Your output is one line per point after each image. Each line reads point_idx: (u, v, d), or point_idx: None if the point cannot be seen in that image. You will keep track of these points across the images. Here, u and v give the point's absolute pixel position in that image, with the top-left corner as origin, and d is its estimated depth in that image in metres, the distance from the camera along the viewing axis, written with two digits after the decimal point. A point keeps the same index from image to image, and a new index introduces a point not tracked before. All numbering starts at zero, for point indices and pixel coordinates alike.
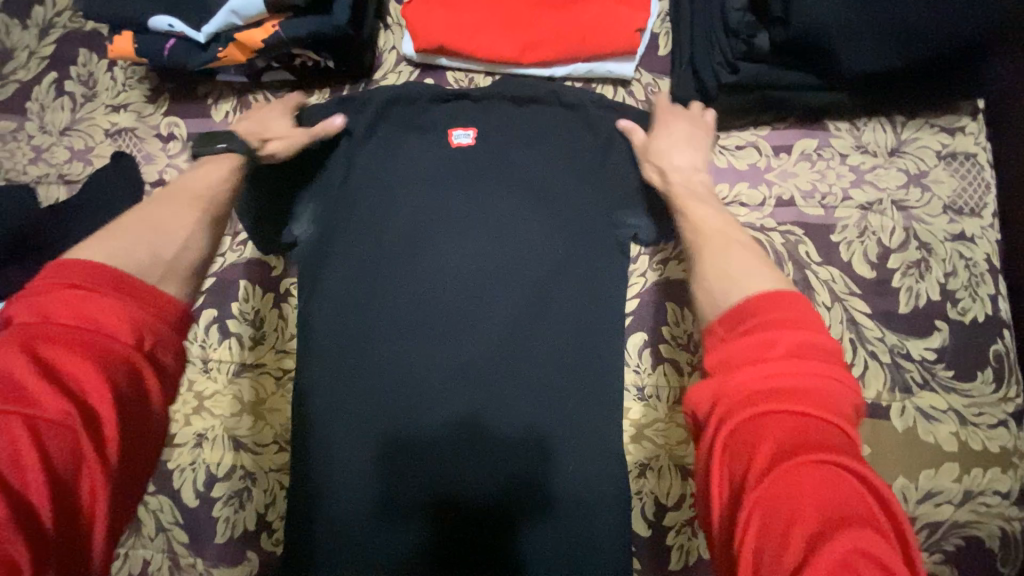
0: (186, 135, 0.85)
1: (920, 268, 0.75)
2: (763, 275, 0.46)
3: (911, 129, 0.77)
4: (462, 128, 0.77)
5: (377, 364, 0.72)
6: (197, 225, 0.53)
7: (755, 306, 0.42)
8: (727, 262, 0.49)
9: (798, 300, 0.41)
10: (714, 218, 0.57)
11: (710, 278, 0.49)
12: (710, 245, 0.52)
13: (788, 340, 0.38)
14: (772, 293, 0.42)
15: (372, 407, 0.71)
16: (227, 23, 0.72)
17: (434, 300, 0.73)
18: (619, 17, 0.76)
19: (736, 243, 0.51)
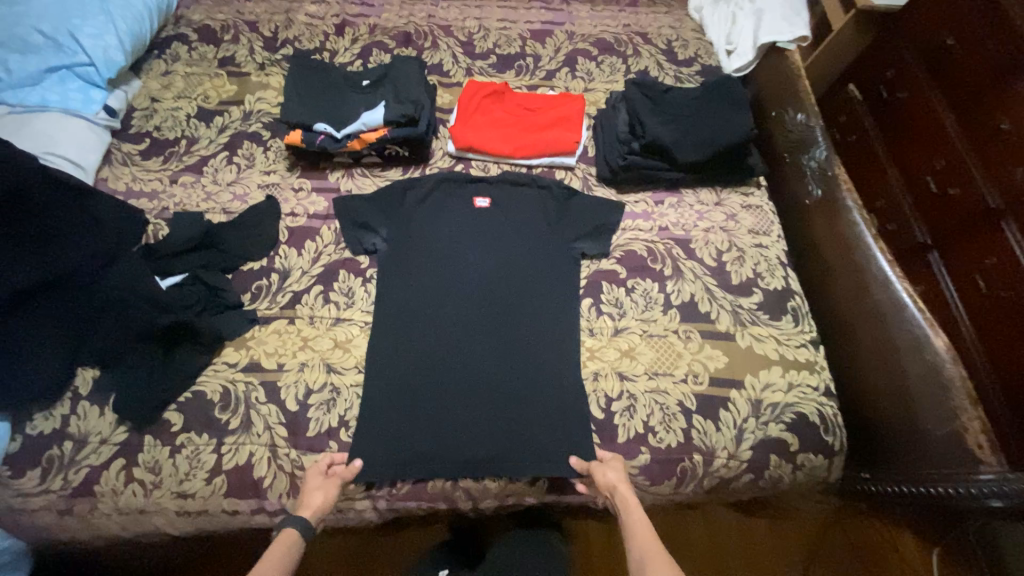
0: (309, 188, 1.39)
1: (740, 260, 1.32)
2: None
3: (726, 193, 1.42)
4: (482, 195, 1.40)
5: (434, 321, 1.23)
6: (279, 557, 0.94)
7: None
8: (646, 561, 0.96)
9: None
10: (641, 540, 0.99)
11: None
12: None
13: None
14: None
15: (428, 348, 1.21)
16: (358, 129, 1.33)
17: (462, 285, 1.28)
18: (566, 135, 1.44)
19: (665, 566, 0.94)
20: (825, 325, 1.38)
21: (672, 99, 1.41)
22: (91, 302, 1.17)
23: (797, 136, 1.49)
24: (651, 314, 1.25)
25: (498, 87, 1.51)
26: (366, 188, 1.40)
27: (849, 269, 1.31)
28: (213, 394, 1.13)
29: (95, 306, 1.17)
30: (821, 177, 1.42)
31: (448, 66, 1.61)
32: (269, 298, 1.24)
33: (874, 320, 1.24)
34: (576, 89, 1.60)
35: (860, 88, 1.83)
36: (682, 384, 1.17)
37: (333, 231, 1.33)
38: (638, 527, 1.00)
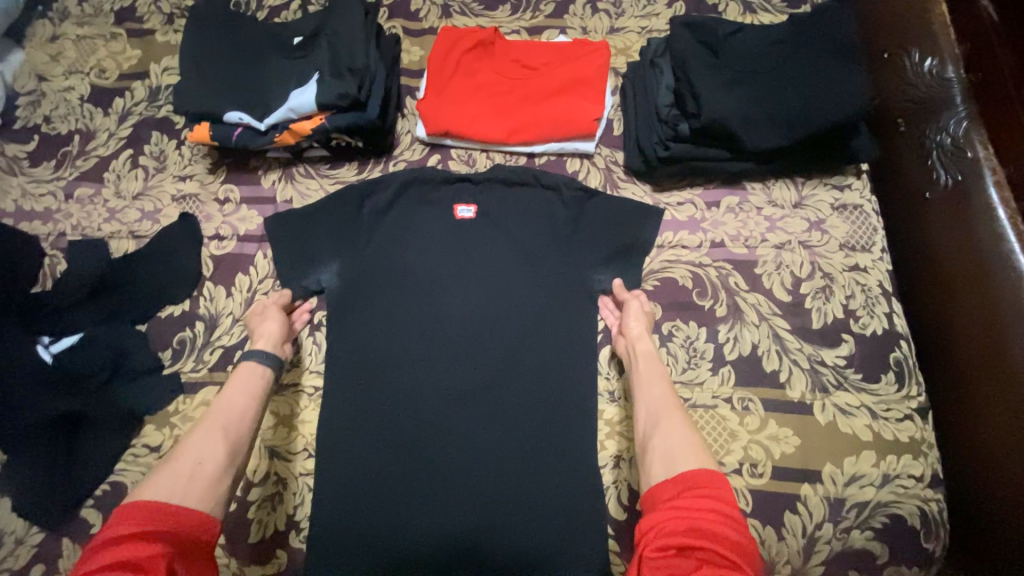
0: (238, 199, 1.05)
1: (825, 293, 0.95)
2: (690, 451, 0.73)
3: (809, 187, 1.01)
4: (465, 201, 1.02)
5: (397, 388, 0.94)
6: (223, 450, 0.76)
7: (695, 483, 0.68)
8: (660, 404, 0.81)
9: (715, 474, 0.68)
10: (657, 397, 0.82)
11: (665, 451, 0.74)
12: (663, 422, 0.78)
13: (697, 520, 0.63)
14: (704, 473, 0.69)
15: (393, 424, 0.92)
16: (285, 117, 0.94)
17: (437, 335, 0.96)
18: (583, 109, 1.01)
19: (683, 422, 0.78)
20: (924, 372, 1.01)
21: (742, 45, 0.93)
22: None
23: (923, 94, 1.02)
24: (696, 374, 0.92)
25: (485, 36, 1.06)
26: (313, 195, 1.04)
27: (982, 298, 0.91)
28: (135, 486, 0.91)
29: None
30: (954, 160, 0.97)
31: (417, 3, 1.15)
32: (193, 357, 0.97)
33: (1002, 371, 0.86)
34: (597, 30, 1.12)
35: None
36: (733, 477, 0.87)
37: (268, 260, 1.01)
38: (650, 374, 0.85)
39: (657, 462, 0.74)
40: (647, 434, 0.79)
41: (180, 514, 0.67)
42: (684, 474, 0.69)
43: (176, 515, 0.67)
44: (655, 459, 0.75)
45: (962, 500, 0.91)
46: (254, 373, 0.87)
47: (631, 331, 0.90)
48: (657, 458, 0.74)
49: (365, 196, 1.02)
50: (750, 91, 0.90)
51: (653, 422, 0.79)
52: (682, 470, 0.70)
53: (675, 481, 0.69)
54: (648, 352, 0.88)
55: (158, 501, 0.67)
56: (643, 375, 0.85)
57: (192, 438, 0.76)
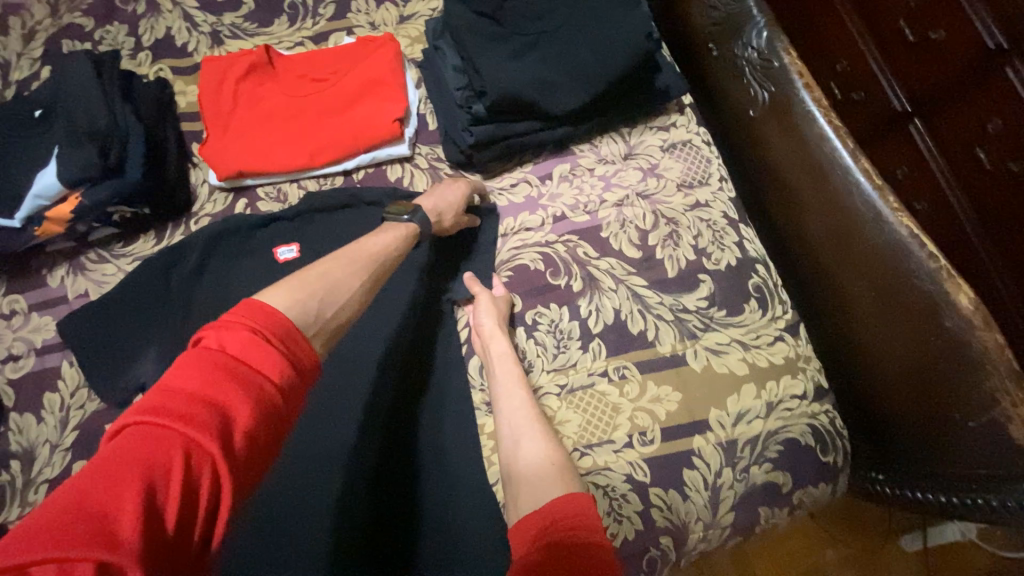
0: (27, 308, 0.91)
1: (673, 238, 0.92)
2: (560, 476, 0.65)
3: (636, 135, 0.98)
4: (285, 241, 0.92)
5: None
6: (349, 298, 0.59)
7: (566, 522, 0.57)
8: (517, 421, 0.76)
9: (583, 499, 0.59)
10: (518, 407, 0.78)
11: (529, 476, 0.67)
12: (524, 437, 0.73)
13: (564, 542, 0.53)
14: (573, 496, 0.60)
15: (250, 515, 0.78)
16: (36, 206, 0.82)
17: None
18: (382, 111, 0.93)
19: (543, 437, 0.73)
20: (792, 284, 1.00)
21: (518, 7, 0.88)
22: None
23: (723, 14, 1.01)
24: (567, 357, 0.88)
25: (257, 58, 0.95)
26: (110, 281, 0.91)
27: (819, 200, 0.90)
28: None
29: None
30: (765, 73, 0.96)
31: (182, 37, 1.02)
32: (18, 501, 0.83)
33: (854, 264, 0.86)
34: (386, 23, 1.03)
35: None
36: (626, 452, 0.84)
37: (75, 367, 0.89)
38: (507, 381, 0.81)
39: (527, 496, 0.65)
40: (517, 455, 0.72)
41: (286, 352, 0.46)
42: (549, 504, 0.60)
43: (252, 366, 0.44)
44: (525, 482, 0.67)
45: (851, 396, 0.93)
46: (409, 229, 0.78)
47: (483, 332, 0.85)
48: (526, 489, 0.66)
49: (171, 265, 0.90)
50: (539, 53, 0.85)
51: (514, 438, 0.74)
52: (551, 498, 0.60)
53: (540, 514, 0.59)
54: (503, 355, 0.84)
55: (272, 317, 0.47)
56: (502, 386, 0.81)
57: (326, 266, 0.61)
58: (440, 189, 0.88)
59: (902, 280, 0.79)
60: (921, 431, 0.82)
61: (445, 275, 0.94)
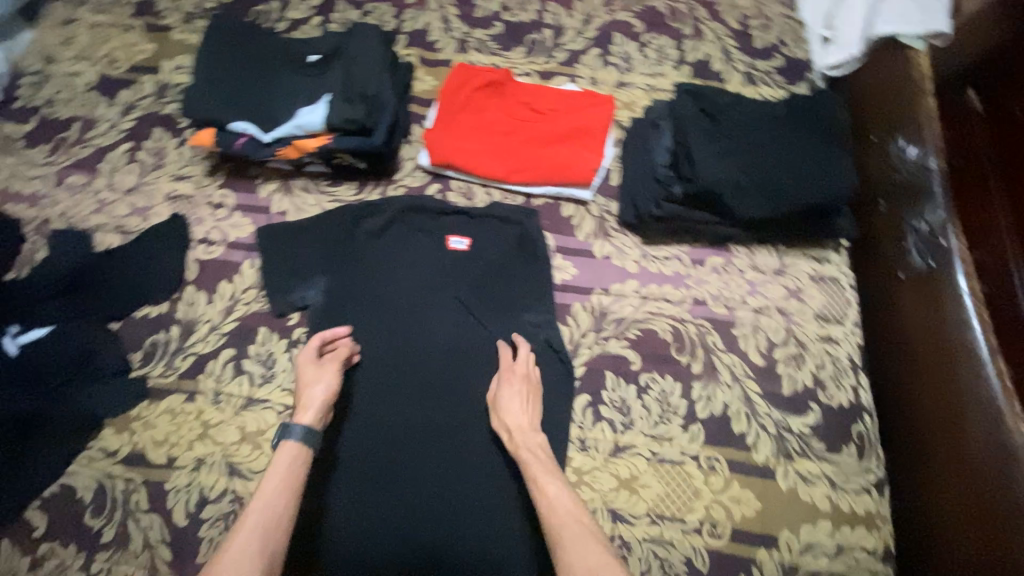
0: (233, 205, 1.05)
1: (797, 360, 0.99)
2: (613, 565, 0.71)
3: (791, 256, 1.06)
4: (460, 233, 1.04)
5: (368, 422, 0.92)
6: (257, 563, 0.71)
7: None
8: (556, 507, 0.78)
9: None
10: (557, 499, 0.79)
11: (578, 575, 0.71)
12: (565, 534, 0.75)
13: None
14: None
15: (362, 456, 0.91)
16: (292, 133, 0.96)
17: (408, 363, 0.95)
18: (582, 157, 1.04)
19: (591, 536, 0.74)
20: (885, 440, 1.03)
21: (741, 114, 0.98)
22: None
23: (906, 179, 1.04)
24: (666, 429, 0.93)
25: (498, 77, 1.10)
26: (308, 211, 1.05)
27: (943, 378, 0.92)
28: (85, 492, 0.88)
29: None
30: (930, 247, 0.98)
31: (436, 35, 1.19)
32: (164, 362, 0.94)
33: (960, 450, 0.87)
34: (605, 82, 1.17)
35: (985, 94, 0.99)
36: (693, 536, 0.88)
37: (255, 270, 1.00)
38: (541, 471, 0.82)
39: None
40: (561, 532, 0.75)
41: None
42: None
43: None
44: (579, 558, 0.72)
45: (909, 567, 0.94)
46: (291, 451, 0.82)
47: (517, 420, 0.87)
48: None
49: (362, 217, 1.03)
50: (744, 161, 0.95)
51: (552, 530, 0.76)
52: None
53: None
54: (525, 429, 0.87)
55: None
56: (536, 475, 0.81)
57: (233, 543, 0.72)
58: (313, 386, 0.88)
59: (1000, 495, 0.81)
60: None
61: (581, 313, 1.00)
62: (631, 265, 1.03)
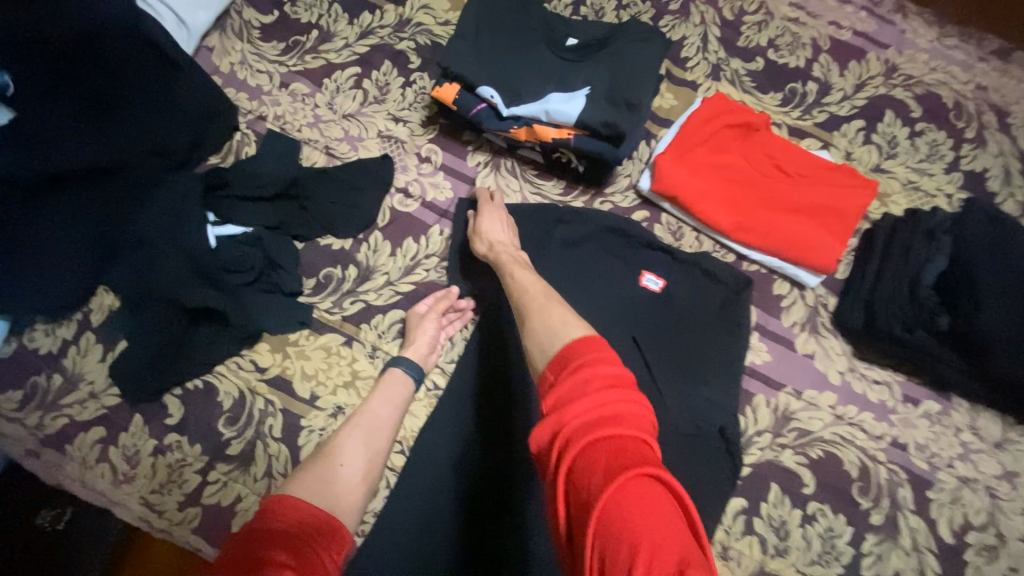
0: (439, 163, 1.00)
1: (992, 554, 0.84)
2: (575, 324, 0.61)
3: (1020, 433, 0.89)
4: (656, 272, 0.94)
5: (487, 423, 0.86)
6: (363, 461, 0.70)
7: (569, 353, 0.55)
8: (525, 294, 0.72)
9: (598, 338, 0.56)
10: (531, 283, 0.75)
11: (542, 338, 0.60)
12: (534, 315, 0.66)
13: (603, 376, 0.50)
14: (587, 339, 0.56)
15: (471, 453, 0.85)
16: (535, 115, 0.89)
17: (530, 395, 0.86)
18: (823, 241, 0.92)
19: (558, 307, 0.66)
20: None
21: None
22: (126, 225, 0.90)
23: None
24: (822, 572, 0.82)
25: (755, 120, 0.98)
26: (509, 195, 0.99)
27: None
28: (224, 398, 0.88)
29: (129, 238, 0.89)
30: None
31: (690, 53, 1.08)
32: (333, 298, 0.93)
33: None
34: (861, 162, 1.03)
35: None
36: None
37: (443, 238, 0.96)
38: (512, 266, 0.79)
39: (537, 357, 0.59)
40: (527, 309, 0.68)
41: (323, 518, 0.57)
42: (565, 351, 0.56)
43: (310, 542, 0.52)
44: (540, 322, 0.63)
45: None
46: (399, 380, 0.83)
47: (492, 233, 0.87)
48: (535, 347, 0.61)
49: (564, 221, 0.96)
50: None
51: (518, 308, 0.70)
52: (562, 351, 0.56)
53: (555, 366, 0.55)
54: (502, 240, 0.86)
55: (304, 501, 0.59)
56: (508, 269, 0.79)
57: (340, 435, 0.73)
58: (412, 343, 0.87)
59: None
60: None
61: (763, 408, 0.89)
62: (834, 374, 0.91)
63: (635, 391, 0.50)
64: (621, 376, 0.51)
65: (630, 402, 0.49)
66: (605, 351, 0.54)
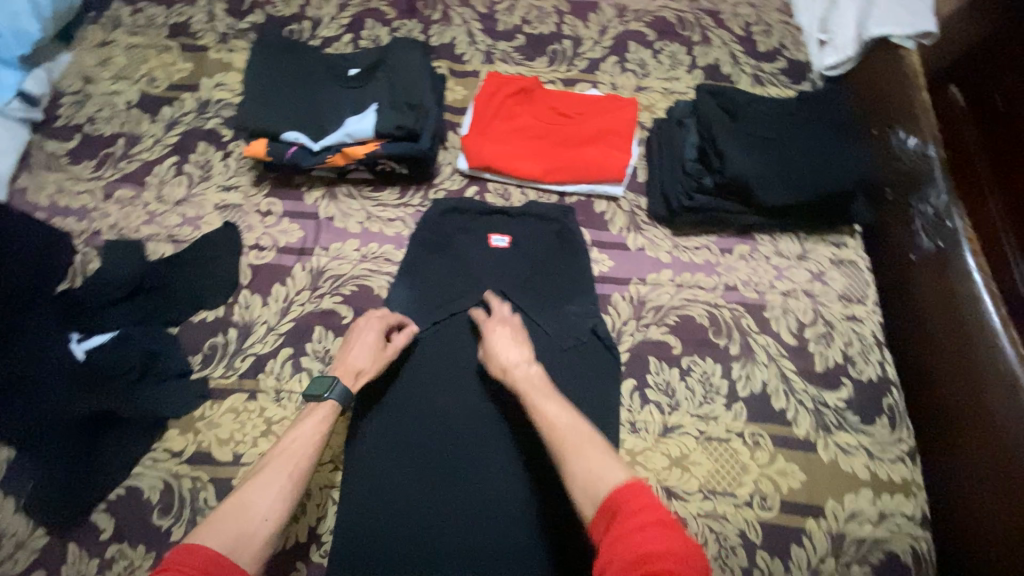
0: (281, 212, 1.09)
1: (826, 338, 1.04)
2: (613, 465, 0.72)
3: (811, 242, 1.12)
4: (499, 232, 1.08)
5: (412, 402, 0.95)
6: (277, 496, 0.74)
7: (617, 497, 0.67)
8: (557, 436, 0.78)
9: (639, 485, 0.67)
10: (559, 418, 0.80)
11: (585, 476, 0.72)
12: (573, 454, 0.75)
13: (644, 519, 0.62)
14: (631, 484, 0.67)
15: (405, 434, 0.93)
16: (341, 140, 1.01)
17: (442, 366, 0.97)
18: (612, 156, 1.11)
19: (597, 448, 0.75)
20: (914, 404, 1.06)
21: (758, 112, 1.08)
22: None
23: (908, 168, 1.10)
24: (710, 409, 0.98)
25: (527, 84, 1.17)
26: (353, 216, 1.09)
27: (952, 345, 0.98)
28: (151, 492, 0.89)
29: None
30: (936, 228, 1.05)
31: (462, 48, 1.26)
32: (223, 363, 0.98)
33: (982, 420, 0.92)
34: (625, 86, 1.24)
35: (967, 89, 1.13)
36: (745, 509, 0.92)
37: (307, 272, 1.04)
38: (539, 395, 0.84)
39: (580, 495, 0.71)
40: (563, 440, 0.77)
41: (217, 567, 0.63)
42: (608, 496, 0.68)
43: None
44: (577, 462, 0.74)
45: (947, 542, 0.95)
46: (325, 410, 0.84)
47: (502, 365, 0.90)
48: (580, 486, 0.72)
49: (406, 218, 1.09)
50: (764, 153, 1.03)
51: (552, 443, 0.78)
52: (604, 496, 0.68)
53: (605, 509, 0.67)
54: (518, 364, 0.89)
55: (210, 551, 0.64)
56: (533, 396, 0.84)
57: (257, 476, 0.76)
58: (351, 352, 0.92)
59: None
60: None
61: (621, 303, 1.05)
62: (664, 255, 1.09)
63: (679, 534, 0.61)
64: (666, 520, 0.62)
65: (667, 545, 0.59)
66: (643, 492, 0.66)
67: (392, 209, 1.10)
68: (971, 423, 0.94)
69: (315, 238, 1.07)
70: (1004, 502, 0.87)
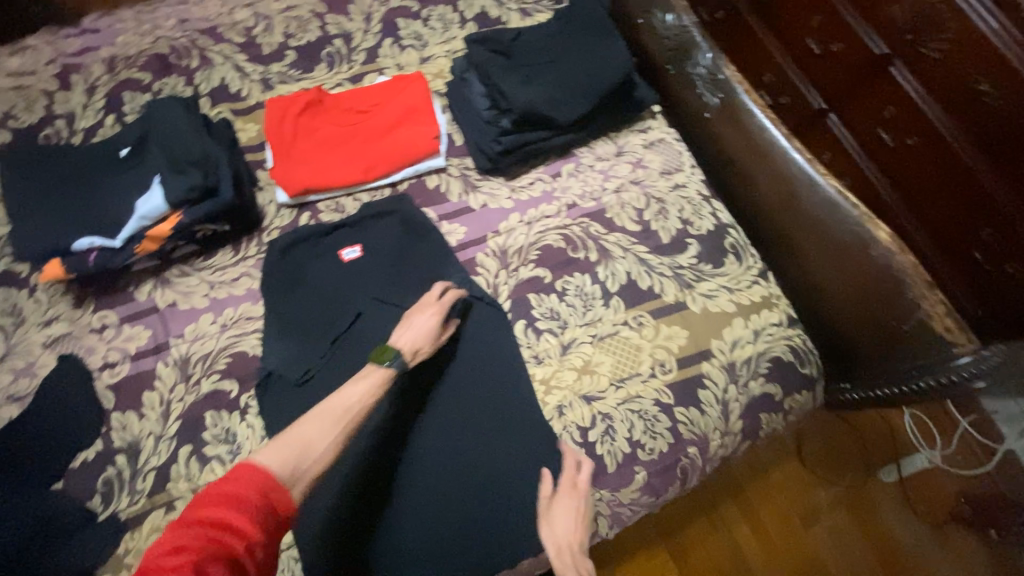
0: (118, 321, 1.02)
1: (663, 213, 1.16)
2: None
3: (622, 138, 1.23)
4: (348, 244, 1.09)
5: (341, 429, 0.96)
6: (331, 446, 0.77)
7: None
8: None
9: None
10: None
11: None
12: None
13: None
14: None
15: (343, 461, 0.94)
16: (139, 226, 0.96)
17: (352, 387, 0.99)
18: (421, 132, 1.14)
19: None
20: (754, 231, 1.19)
21: (525, 44, 1.16)
22: None
23: (674, 42, 1.24)
24: (593, 314, 1.07)
25: (312, 96, 1.16)
26: (195, 291, 1.04)
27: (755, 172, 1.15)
28: None
29: None
30: (713, 83, 1.19)
31: (237, 85, 1.21)
32: (126, 491, 0.92)
33: (800, 219, 1.09)
34: (410, 63, 1.27)
35: None
36: (652, 381, 1.03)
37: (172, 366, 0.99)
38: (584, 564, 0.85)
39: None
40: None
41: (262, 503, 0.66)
42: None
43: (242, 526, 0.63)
44: None
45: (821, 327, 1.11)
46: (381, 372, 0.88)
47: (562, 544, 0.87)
48: None
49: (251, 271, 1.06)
50: (544, 80, 1.12)
51: None
52: None
53: None
54: (571, 554, 0.87)
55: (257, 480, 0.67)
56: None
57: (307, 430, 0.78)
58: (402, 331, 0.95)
59: (859, 245, 1.01)
60: (881, 347, 1.02)
61: (486, 259, 1.11)
62: (506, 202, 1.15)
63: None
64: None
65: None
66: None
67: (232, 268, 1.06)
68: (795, 223, 1.10)
69: (166, 331, 1.02)
70: (842, 274, 1.04)
